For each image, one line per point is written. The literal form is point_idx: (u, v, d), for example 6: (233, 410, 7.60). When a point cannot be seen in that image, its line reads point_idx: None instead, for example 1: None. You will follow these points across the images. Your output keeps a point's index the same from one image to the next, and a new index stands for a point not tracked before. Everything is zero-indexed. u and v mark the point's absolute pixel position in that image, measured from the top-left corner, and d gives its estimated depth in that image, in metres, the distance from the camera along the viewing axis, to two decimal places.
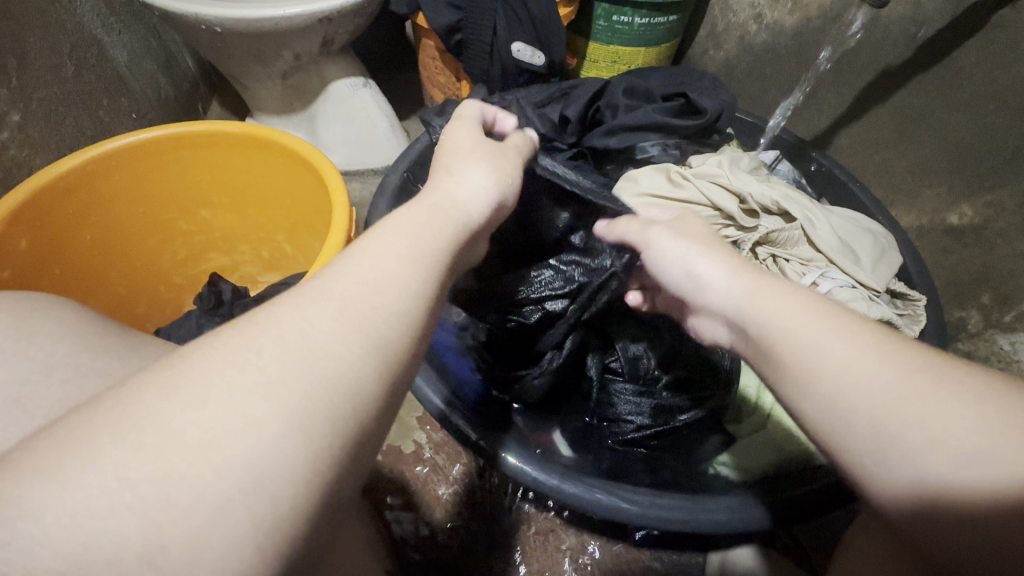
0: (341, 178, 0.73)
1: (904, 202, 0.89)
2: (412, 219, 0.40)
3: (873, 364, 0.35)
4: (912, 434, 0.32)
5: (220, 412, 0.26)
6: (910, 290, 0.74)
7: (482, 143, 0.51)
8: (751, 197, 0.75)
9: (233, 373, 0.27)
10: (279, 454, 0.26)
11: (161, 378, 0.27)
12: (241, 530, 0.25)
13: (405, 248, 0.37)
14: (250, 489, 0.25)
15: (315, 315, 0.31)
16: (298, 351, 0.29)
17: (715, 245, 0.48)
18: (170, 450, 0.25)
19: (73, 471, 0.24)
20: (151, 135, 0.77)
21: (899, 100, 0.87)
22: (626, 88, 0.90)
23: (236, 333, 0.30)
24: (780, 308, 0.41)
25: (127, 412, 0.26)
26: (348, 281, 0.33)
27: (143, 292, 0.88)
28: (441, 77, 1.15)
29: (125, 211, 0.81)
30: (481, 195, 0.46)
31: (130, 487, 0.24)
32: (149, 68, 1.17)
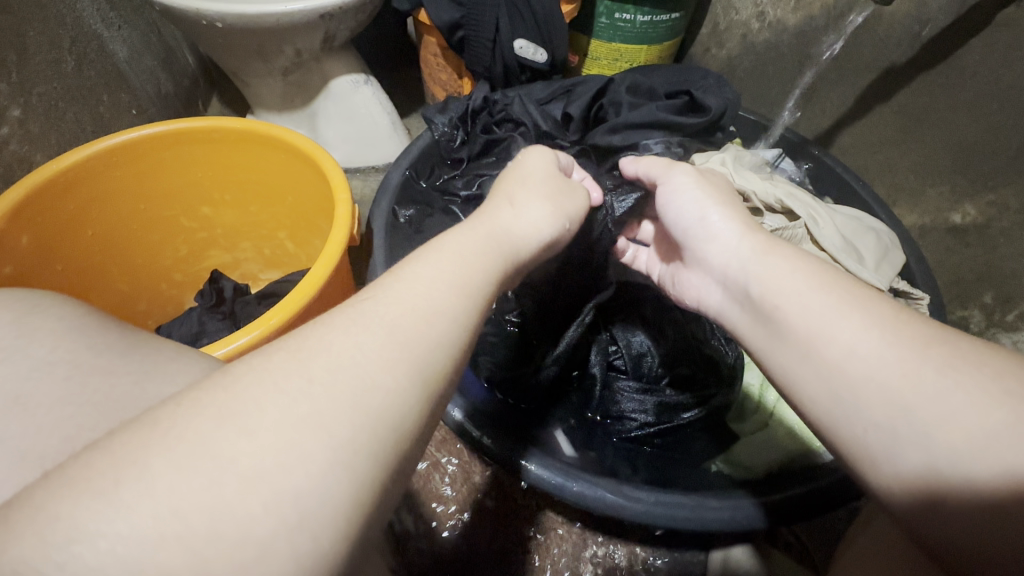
0: (344, 175, 0.72)
1: (907, 201, 0.89)
2: (461, 248, 0.42)
3: (882, 340, 0.36)
4: (926, 410, 0.32)
5: (271, 441, 0.26)
6: (913, 289, 0.74)
7: (553, 177, 0.55)
8: (755, 196, 0.76)
9: (284, 401, 0.28)
10: (324, 489, 0.26)
11: (212, 403, 0.27)
12: (283, 568, 0.24)
13: (452, 278, 0.38)
14: (296, 524, 0.25)
15: (364, 344, 0.31)
16: (346, 380, 0.29)
17: (733, 202, 0.52)
18: (223, 479, 0.25)
19: (127, 492, 0.24)
20: (152, 132, 0.76)
21: (903, 99, 0.87)
22: (629, 86, 0.90)
23: (290, 358, 0.30)
24: (783, 278, 0.43)
25: (179, 436, 0.26)
26: (398, 308, 0.34)
27: (144, 290, 0.88)
28: (442, 74, 1.15)
29: (127, 208, 0.81)
30: (537, 233, 0.49)
31: (181, 517, 0.23)
32: (149, 64, 1.16)
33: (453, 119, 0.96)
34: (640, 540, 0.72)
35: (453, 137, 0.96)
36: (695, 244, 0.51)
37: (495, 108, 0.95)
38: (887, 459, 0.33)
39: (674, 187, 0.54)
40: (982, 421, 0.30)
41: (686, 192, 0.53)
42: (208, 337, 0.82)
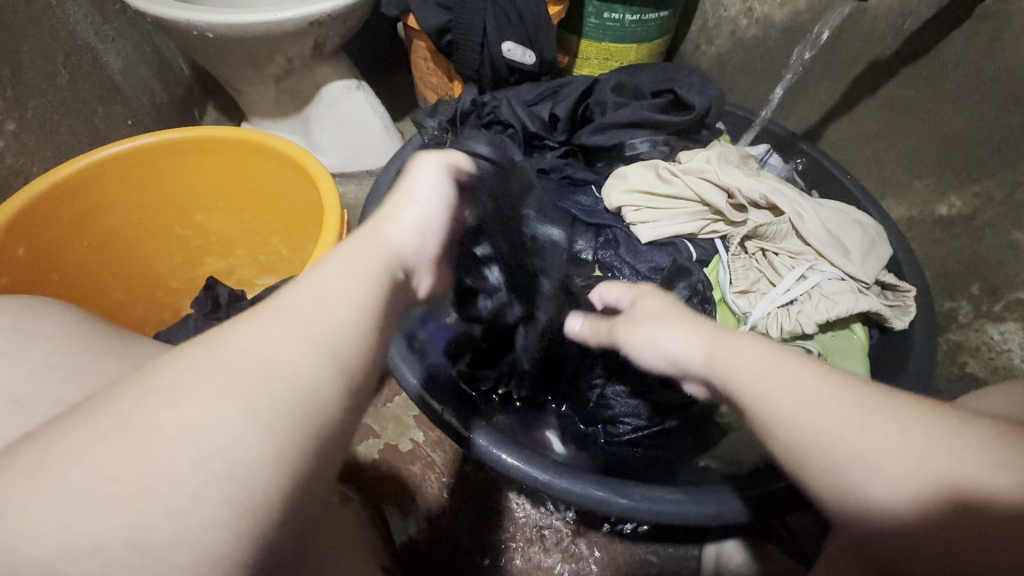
0: (333, 181, 0.73)
1: (895, 194, 0.89)
2: (352, 252, 0.43)
3: (836, 404, 0.35)
4: (872, 464, 0.33)
5: (193, 411, 0.30)
6: (899, 281, 0.75)
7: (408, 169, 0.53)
8: (739, 191, 0.75)
9: (195, 380, 0.31)
10: (247, 443, 0.30)
11: (138, 389, 0.31)
12: (217, 511, 0.28)
13: (348, 272, 0.41)
14: (222, 474, 0.29)
15: (268, 333, 0.34)
16: (252, 365, 0.32)
17: (671, 314, 0.47)
18: (152, 445, 0.28)
19: (67, 466, 0.27)
20: (143, 143, 0.78)
21: (888, 92, 0.87)
22: (615, 86, 0.91)
23: (200, 347, 0.33)
24: (744, 357, 0.40)
25: (111, 419, 0.29)
26: (309, 303, 0.37)
27: (141, 298, 0.89)
28: (433, 78, 1.16)
29: (122, 216, 0.82)
30: (413, 228, 0.48)
31: (117, 479, 0.27)
32: (143, 74, 1.17)
33: (442, 123, 0.97)
34: (632, 536, 0.73)
35: (442, 140, 0.97)
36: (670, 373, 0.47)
37: (483, 111, 0.96)
38: (875, 514, 0.32)
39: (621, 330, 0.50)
40: (937, 466, 0.32)
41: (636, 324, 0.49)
42: None
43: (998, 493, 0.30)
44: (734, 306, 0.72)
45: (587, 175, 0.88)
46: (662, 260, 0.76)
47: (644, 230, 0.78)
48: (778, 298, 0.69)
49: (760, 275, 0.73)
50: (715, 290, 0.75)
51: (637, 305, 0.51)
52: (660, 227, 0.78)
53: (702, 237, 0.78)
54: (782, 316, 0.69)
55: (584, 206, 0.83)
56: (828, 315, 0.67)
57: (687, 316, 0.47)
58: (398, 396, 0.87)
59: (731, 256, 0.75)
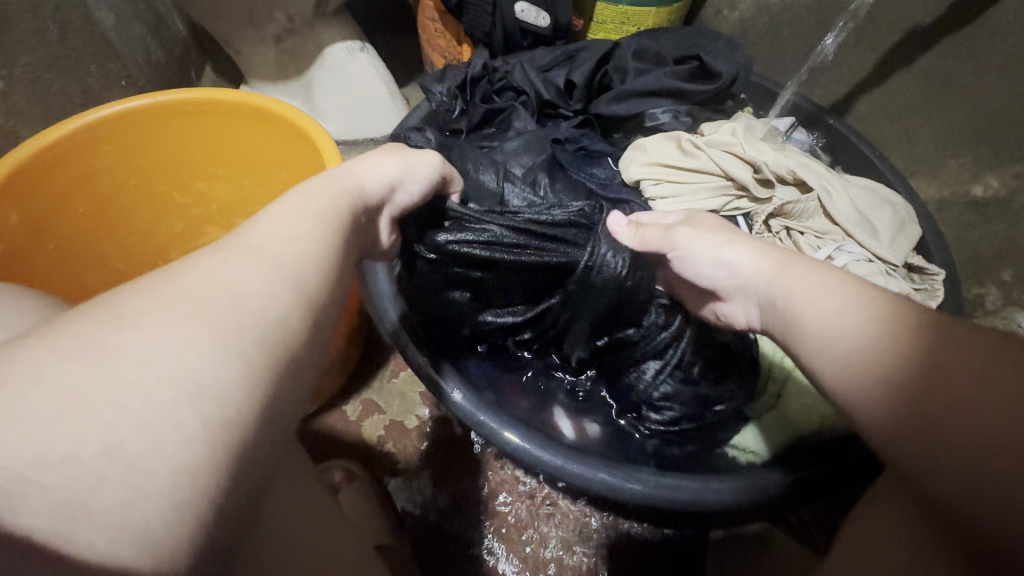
0: (339, 151, 0.69)
1: (925, 172, 0.85)
2: (309, 191, 0.42)
3: (837, 308, 0.41)
4: (865, 373, 0.38)
5: (161, 330, 0.28)
6: (928, 264, 0.71)
7: (395, 146, 0.53)
8: (766, 166, 0.72)
9: (160, 300, 0.30)
10: (218, 364, 0.28)
11: (91, 313, 0.29)
12: (192, 430, 0.27)
13: (308, 208, 0.40)
14: (196, 393, 0.27)
15: (233, 263, 0.33)
16: (215, 289, 0.31)
17: (739, 234, 0.52)
18: (115, 362, 0.27)
19: (17, 384, 0.25)
20: (136, 105, 0.73)
21: (926, 63, 0.82)
22: (636, 51, 0.86)
23: (159, 276, 0.31)
24: (798, 279, 0.45)
25: (64, 336, 0.27)
26: (272, 238, 0.36)
27: (141, 269, 0.87)
28: (440, 41, 1.08)
29: (118, 183, 0.79)
30: (382, 178, 0.48)
31: (76, 396, 0.25)
32: (138, 32, 1.12)
33: (451, 88, 0.91)
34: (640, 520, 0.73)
35: (451, 107, 0.91)
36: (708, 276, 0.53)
37: (495, 76, 0.91)
38: (862, 413, 0.38)
39: (684, 242, 0.54)
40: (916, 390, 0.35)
41: (691, 263, 0.54)
42: None
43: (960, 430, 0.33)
44: None
45: (604, 147, 0.84)
46: None
47: (664, 206, 0.75)
48: None
49: None
50: None
51: (697, 220, 0.57)
52: (679, 203, 0.74)
53: (724, 214, 0.74)
54: None
55: (600, 178, 0.80)
56: None
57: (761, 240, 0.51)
58: (402, 371, 0.85)
59: (753, 235, 0.72)
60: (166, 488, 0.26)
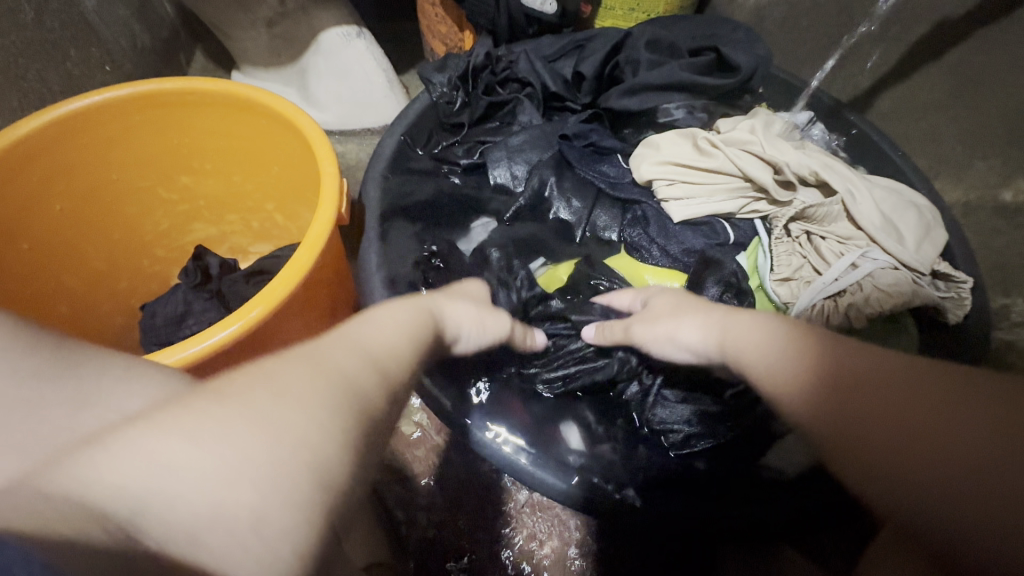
0: (331, 147, 0.64)
1: (951, 174, 0.81)
2: (396, 305, 0.43)
3: (778, 349, 0.41)
4: (801, 398, 0.38)
5: (312, 406, 0.27)
6: (955, 271, 0.66)
7: (484, 303, 0.56)
8: (788, 167, 0.68)
9: (306, 379, 0.29)
10: (349, 460, 0.27)
11: (250, 376, 0.28)
12: (313, 518, 0.24)
13: (400, 320, 0.41)
14: (325, 481, 0.25)
15: (354, 359, 0.33)
16: (344, 382, 0.31)
17: (692, 307, 0.52)
18: (277, 433, 0.25)
19: (203, 434, 0.24)
20: (121, 94, 0.69)
21: (956, 58, 0.77)
22: (650, 40, 0.81)
23: (303, 355, 0.31)
24: (742, 337, 0.44)
25: (239, 393, 0.26)
26: (380, 343, 0.36)
27: (125, 267, 0.83)
28: (441, 27, 1.03)
29: (98, 178, 0.74)
30: (467, 321, 0.51)
31: (250, 458, 0.24)
32: (121, 14, 1.06)
33: (452, 78, 0.86)
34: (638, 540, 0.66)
35: (452, 99, 0.86)
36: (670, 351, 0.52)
37: (499, 66, 0.86)
38: (801, 427, 0.38)
39: (637, 333, 0.55)
40: (851, 410, 0.35)
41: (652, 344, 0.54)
42: (194, 319, 0.79)
43: (894, 447, 0.32)
44: (774, 295, 0.66)
45: (614, 143, 0.80)
46: (696, 242, 0.70)
47: (678, 208, 0.72)
48: (824, 287, 0.63)
49: (803, 261, 0.66)
50: (753, 277, 0.69)
51: (653, 302, 0.57)
52: (695, 205, 0.72)
53: (740, 217, 0.72)
54: (831, 309, 0.62)
55: (609, 177, 0.76)
56: (879, 309, 0.61)
57: (706, 307, 0.50)
58: None
59: (772, 240, 0.68)
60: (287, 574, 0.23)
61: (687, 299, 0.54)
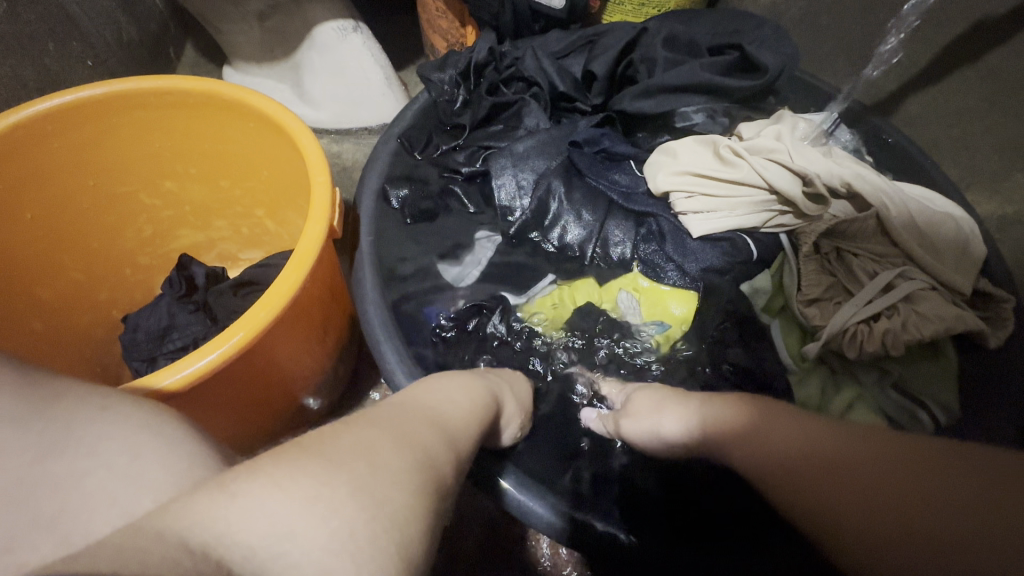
0: (323, 153, 0.59)
1: (984, 185, 0.77)
2: (450, 378, 0.46)
3: (734, 419, 0.45)
4: (744, 447, 0.43)
5: (387, 472, 0.28)
6: (995, 288, 0.61)
7: (530, 396, 0.58)
8: (818, 178, 0.63)
9: (387, 441, 0.30)
10: (422, 536, 0.27)
11: (336, 437, 0.29)
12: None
13: (455, 391, 0.43)
14: (403, 552, 0.26)
15: (423, 426, 0.35)
16: (420, 448, 0.32)
17: (676, 398, 0.51)
18: (360, 493, 0.26)
19: (301, 487, 0.25)
20: (92, 94, 0.63)
21: (993, 62, 0.72)
22: (667, 37, 0.75)
23: (380, 419, 0.33)
24: (713, 420, 0.46)
25: (331, 450, 0.27)
26: (447, 415, 0.39)
27: (106, 277, 0.78)
28: (443, 21, 0.97)
29: (73, 183, 0.69)
30: (518, 405, 0.54)
31: (339, 519, 0.24)
32: (106, 6, 1.01)
33: (454, 76, 0.81)
34: None
35: (453, 97, 0.81)
36: (658, 448, 0.52)
37: (502, 63, 0.81)
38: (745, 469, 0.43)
39: (626, 429, 0.55)
40: (784, 460, 0.40)
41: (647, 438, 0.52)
42: (178, 333, 0.74)
43: (817, 497, 0.37)
44: (804, 317, 0.62)
45: (627, 148, 0.75)
46: (715, 259, 0.66)
47: (697, 222, 0.67)
48: (857, 311, 0.58)
49: (833, 280, 0.63)
50: (777, 295, 0.65)
51: (632, 401, 0.56)
52: (716, 218, 0.67)
53: (764, 230, 0.67)
54: (864, 334, 0.58)
55: (622, 186, 0.71)
56: (919, 336, 0.56)
57: (681, 395, 0.52)
58: None
59: (799, 257, 0.64)
60: None
61: (665, 391, 0.54)
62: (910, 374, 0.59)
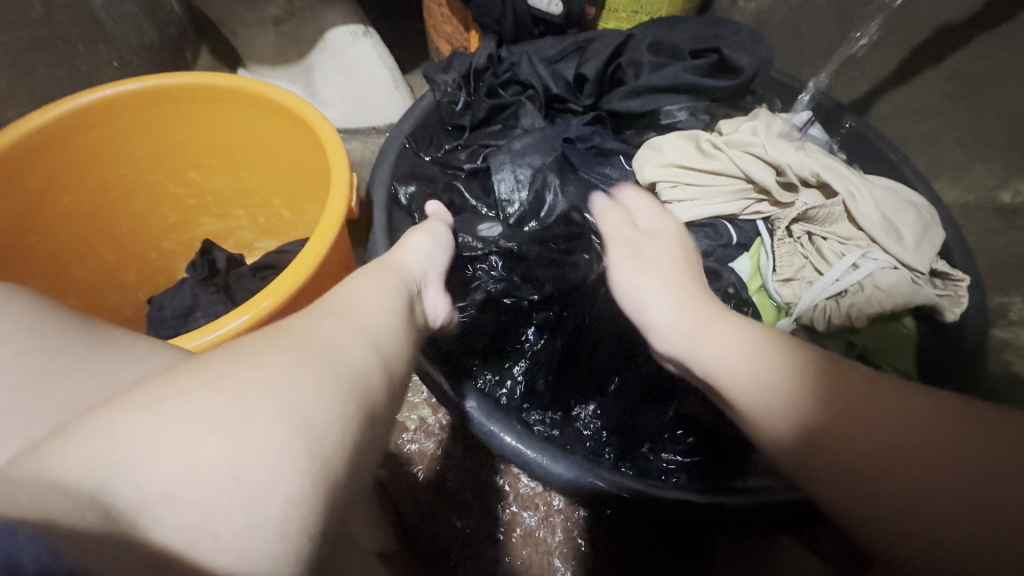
0: (341, 141, 0.65)
1: (950, 175, 0.82)
2: (379, 280, 0.48)
3: (750, 356, 0.44)
4: (738, 383, 0.43)
5: (271, 377, 0.31)
6: (952, 269, 0.68)
7: (430, 224, 0.65)
8: (790, 169, 0.69)
9: (273, 349, 0.33)
10: (320, 407, 0.31)
11: (214, 361, 0.31)
12: (286, 468, 0.28)
13: (376, 285, 0.47)
14: (302, 430, 0.29)
15: (324, 326, 0.37)
16: (318, 350, 0.34)
17: (679, 287, 0.55)
18: (238, 401, 0.29)
19: (173, 405, 0.28)
20: (128, 89, 0.69)
21: (957, 63, 0.78)
22: (651, 44, 0.82)
23: (274, 333, 0.35)
24: (726, 341, 0.46)
25: (213, 371, 0.30)
26: (364, 313, 0.41)
27: (133, 260, 0.83)
28: (447, 27, 1.04)
29: (107, 171, 0.75)
30: (419, 260, 0.58)
31: (218, 418, 0.28)
32: (131, 11, 1.07)
33: (456, 79, 0.86)
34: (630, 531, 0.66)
35: (455, 99, 0.86)
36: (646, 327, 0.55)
37: (500, 67, 0.87)
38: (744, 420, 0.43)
39: (623, 267, 0.61)
40: (771, 398, 0.41)
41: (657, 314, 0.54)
42: (201, 312, 0.79)
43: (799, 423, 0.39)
44: (777, 296, 0.67)
45: (617, 145, 0.81)
46: (699, 243, 0.72)
47: (681, 209, 0.73)
48: (826, 288, 0.64)
49: (806, 261, 0.68)
50: (755, 277, 0.71)
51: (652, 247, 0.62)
52: (698, 207, 0.73)
53: (742, 218, 0.73)
54: (831, 309, 0.63)
55: (613, 178, 0.78)
56: (881, 308, 0.63)
57: (699, 299, 0.53)
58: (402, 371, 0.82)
59: (775, 241, 0.70)
60: (278, 517, 0.26)
61: (679, 266, 0.59)
62: (879, 344, 0.64)
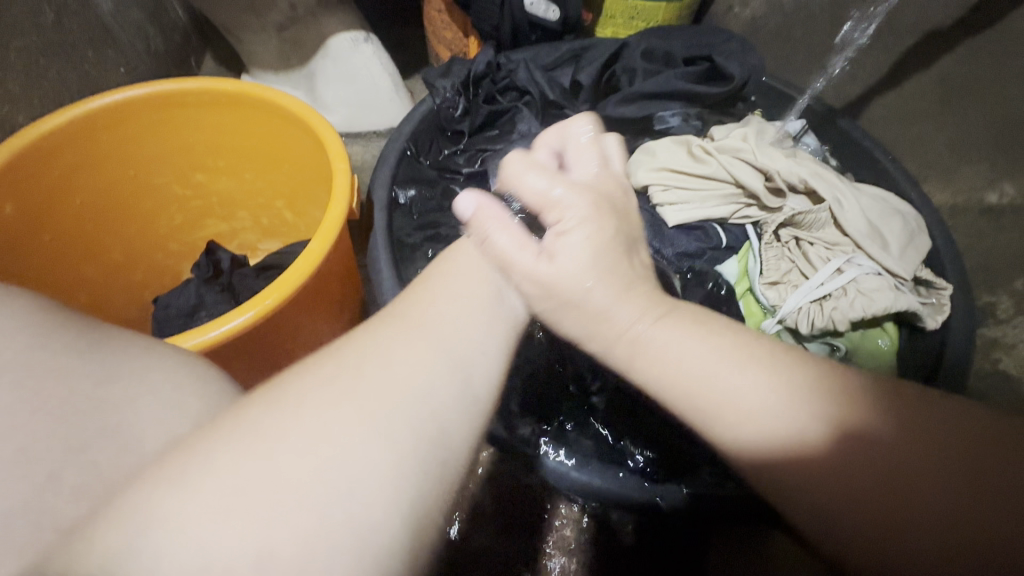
0: (343, 145, 0.66)
1: (939, 177, 0.84)
2: (470, 274, 0.43)
3: (710, 355, 0.37)
4: (719, 392, 0.36)
5: (321, 416, 0.28)
6: (934, 278, 0.70)
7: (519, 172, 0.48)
8: (778, 174, 0.71)
9: (323, 383, 0.30)
10: (376, 458, 0.27)
11: (265, 397, 0.29)
12: (340, 531, 0.25)
13: (460, 287, 0.41)
14: (349, 486, 0.26)
15: (395, 347, 0.33)
16: (373, 375, 0.31)
17: (608, 228, 0.44)
18: (280, 450, 0.26)
19: (212, 461, 0.25)
20: (137, 93, 0.71)
21: (945, 68, 0.79)
22: (645, 49, 0.84)
23: (329, 357, 0.32)
24: (683, 343, 0.38)
25: (263, 412, 0.28)
26: (440, 322, 0.37)
27: (140, 260, 0.85)
28: (447, 33, 1.06)
29: (116, 173, 0.77)
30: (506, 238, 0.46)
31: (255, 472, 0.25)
32: (137, 18, 1.10)
33: (455, 84, 0.87)
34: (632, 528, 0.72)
35: (455, 104, 0.87)
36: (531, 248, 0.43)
37: (498, 74, 0.89)
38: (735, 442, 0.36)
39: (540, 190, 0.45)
40: (774, 426, 0.34)
41: (535, 273, 0.41)
42: (206, 311, 0.81)
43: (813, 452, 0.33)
44: (763, 299, 0.68)
45: None
46: (689, 244, 0.74)
47: (672, 212, 0.75)
48: (810, 292, 0.65)
49: (792, 265, 0.70)
50: (743, 279, 0.72)
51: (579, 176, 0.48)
52: (689, 210, 0.75)
53: (732, 222, 0.75)
54: (815, 312, 0.65)
55: None
56: (864, 313, 0.63)
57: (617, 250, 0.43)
58: None
59: (762, 245, 0.72)
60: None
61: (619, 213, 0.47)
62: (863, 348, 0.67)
